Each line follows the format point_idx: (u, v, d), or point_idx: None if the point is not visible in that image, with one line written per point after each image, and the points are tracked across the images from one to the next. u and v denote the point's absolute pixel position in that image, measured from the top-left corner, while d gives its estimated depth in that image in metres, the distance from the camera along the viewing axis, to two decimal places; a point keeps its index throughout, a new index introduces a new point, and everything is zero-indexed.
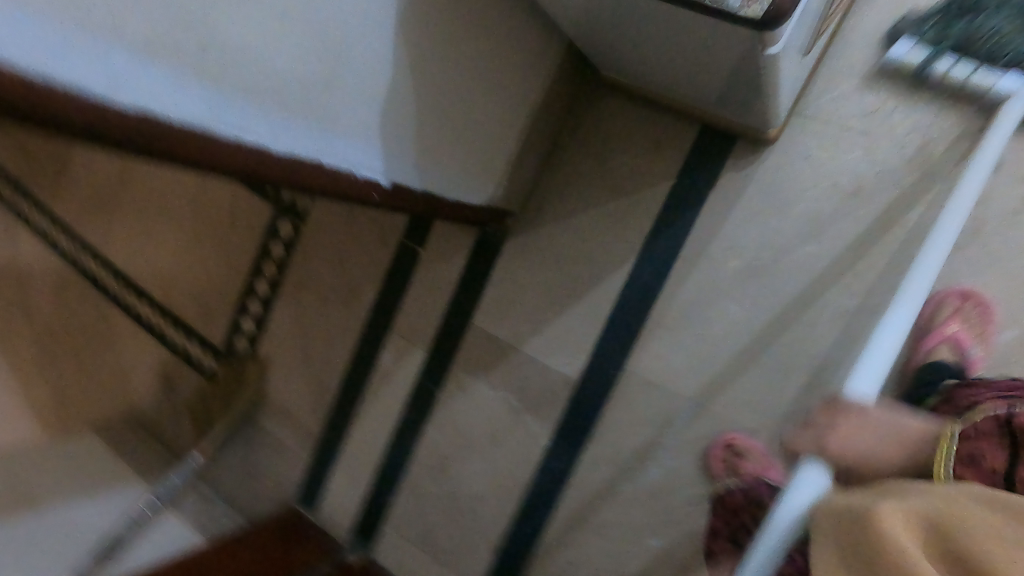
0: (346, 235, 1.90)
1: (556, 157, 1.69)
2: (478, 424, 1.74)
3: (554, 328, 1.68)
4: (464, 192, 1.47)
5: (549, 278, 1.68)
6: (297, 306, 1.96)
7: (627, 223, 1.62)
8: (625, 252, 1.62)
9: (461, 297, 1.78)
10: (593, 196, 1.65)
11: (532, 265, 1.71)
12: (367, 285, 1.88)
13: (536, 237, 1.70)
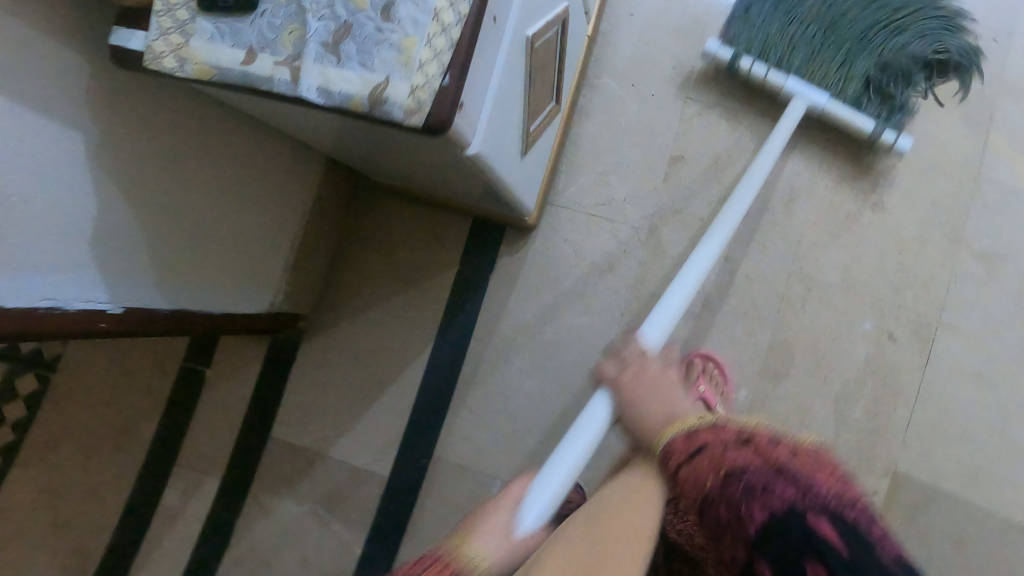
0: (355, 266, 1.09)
1: (452, 234, 1.06)
2: (313, 520, 1.06)
3: (473, 413, 1.02)
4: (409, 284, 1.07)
5: (396, 359, 1.06)
6: (234, 424, 1.11)
7: (556, 359, 1.00)
8: (557, 357, 1.00)
9: (312, 397, 1.09)
10: (532, 312, 1.02)
11: (390, 352, 1.06)
12: (267, 363, 1.11)
13: (430, 309, 1.05)
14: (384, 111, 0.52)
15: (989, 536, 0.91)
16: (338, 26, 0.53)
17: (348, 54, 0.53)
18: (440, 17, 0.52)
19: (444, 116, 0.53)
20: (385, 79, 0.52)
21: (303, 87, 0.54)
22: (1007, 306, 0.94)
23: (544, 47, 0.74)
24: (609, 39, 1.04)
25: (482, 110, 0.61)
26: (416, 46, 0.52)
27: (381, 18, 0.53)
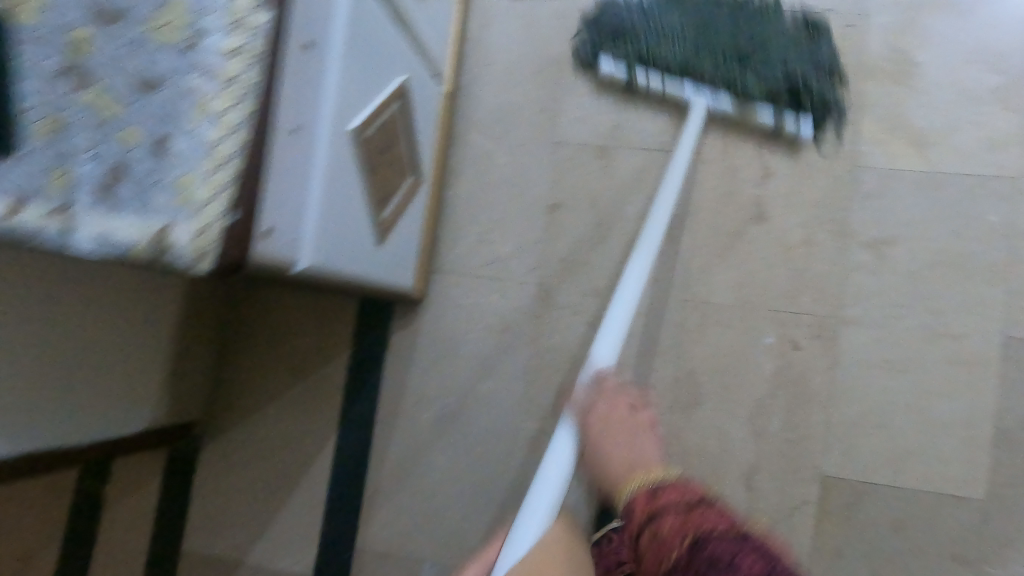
0: (245, 361, 1.02)
1: (342, 311, 1.00)
2: None
3: (388, 494, 0.96)
4: (306, 371, 1.01)
5: (303, 450, 0.99)
6: (135, 546, 1.02)
7: (467, 422, 0.95)
8: (467, 420, 0.95)
9: (217, 505, 1.01)
10: (434, 377, 0.96)
11: (295, 445, 1.00)
12: (166, 477, 1.03)
13: (331, 391, 0.99)
14: (170, 259, 0.45)
15: (918, 521, 0.90)
16: (106, 166, 0.45)
17: (124, 198, 0.45)
18: (216, 149, 0.45)
19: (235, 255, 0.46)
20: (166, 223, 0.45)
21: (76, 237, 0.45)
22: (903, 290, 0.93)
23: (379, 133, 0.69)
24: (472, 95, 1.01)
25: (307, 221, 0.55)
26: (195, 182, 0.45)
27: (155, 153, 0.45)
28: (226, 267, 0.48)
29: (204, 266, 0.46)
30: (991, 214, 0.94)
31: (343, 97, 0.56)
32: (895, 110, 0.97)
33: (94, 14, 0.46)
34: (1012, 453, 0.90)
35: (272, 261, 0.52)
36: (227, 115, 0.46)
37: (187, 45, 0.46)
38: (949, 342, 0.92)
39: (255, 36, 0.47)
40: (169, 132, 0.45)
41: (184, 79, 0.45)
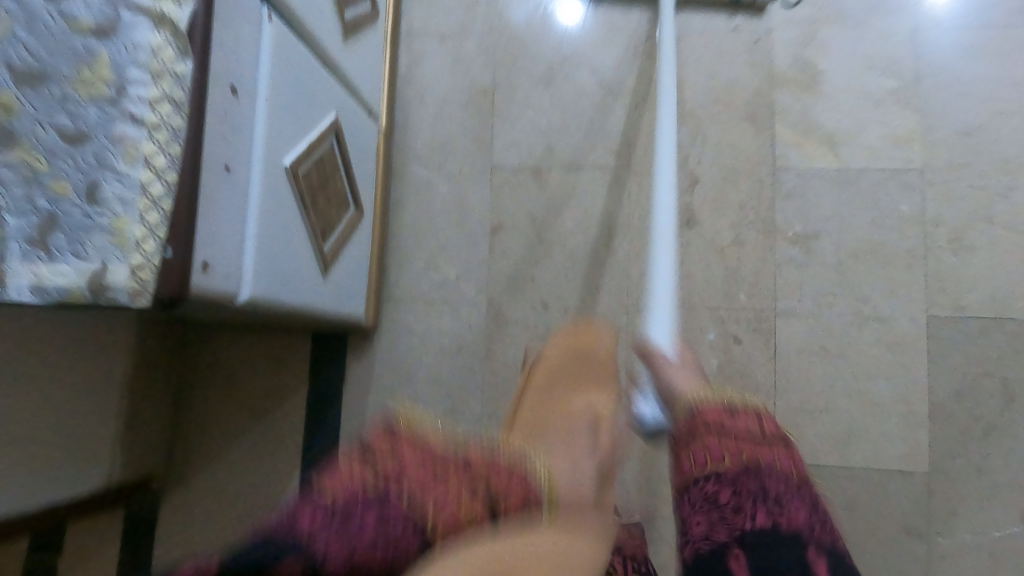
0: (201, 408, 1.02)
1: (296, 346, 1.00)
2: None
3: None
4: (265, 411, 1.00)
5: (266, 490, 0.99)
6: None
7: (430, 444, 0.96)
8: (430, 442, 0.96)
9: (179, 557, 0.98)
10: (392, 402, 0.97)
11: (258, 486, 0.99)
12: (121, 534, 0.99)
13: (291, 429, 0.99)
14: (108, 298, 0.46)
15: (869, 496, 0.95)
16: (41, 219, 0.46)
17: (59, 247, 0.46)
18: (148, 190, 0.46)
19: (175, 287, 0.48)
20: (101, 266, 0.46)
21: (10, 289, 0.46)
22: (832, 278, 0.99)
23: (315, 168, 0.71)
24: (408, 129, 1.04)
25: (243, 255, 0.57)
26: (129, 225, 0.46)
27: (87, 202, 0.46)
28: (166, 301, 0.48)
29: (143, 302, 0.47)
30: (902, 203, 1.02)
31: (269, 139, 0.60)
32: (806, 114, 1.05)
33: (11, 72, 0.45)
34: (947, 426, 0.96)
35: (213, 297, 0.53)
36: (156, 158, 0.47)
37: (111, 97, 0.46)
38: (879, 325, 0.98)
39: (179, 83, 0.48)
40: (99, 181, 0.46)
41: (110, 130, 0.46)
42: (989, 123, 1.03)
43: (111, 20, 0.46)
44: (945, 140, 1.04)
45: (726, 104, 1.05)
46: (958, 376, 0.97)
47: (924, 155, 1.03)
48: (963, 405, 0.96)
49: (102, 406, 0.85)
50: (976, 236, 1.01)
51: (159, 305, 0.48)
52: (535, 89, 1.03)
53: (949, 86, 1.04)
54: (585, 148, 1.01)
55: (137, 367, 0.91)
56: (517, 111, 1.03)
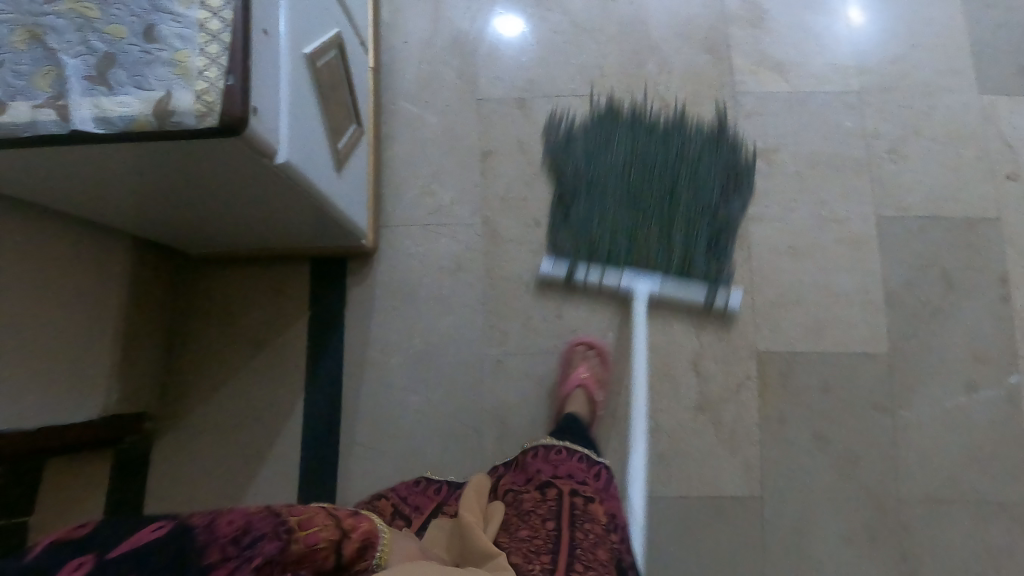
0: (196, 344, 0.99)
1: (294, 276, 1.01)
2: None
3: (365, 439, 0.97)
4: (265, 339, 0.99)
5: (270, 417, 0.98)
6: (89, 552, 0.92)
7: (434, 357, 0.98)
8: (435, 355, 0.99)
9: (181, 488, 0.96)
10: (395, 321, 0.99)
11: (262, 412, 0.98)
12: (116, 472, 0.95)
13: (294, 355, 0.99)
14: (174, 123, 0.51)
15: (841, 377, 1.04)
16: (98, 58, 0.51)
17: (121, 80, 0.51)
18: (206, 26, 0.52)
19: (238, 111, 0.51)
20: (166, 94, 0.51)
21: (77, 119, 0.50)
22: (793, 188, 1.09)
23: (325, 68, 0.76)
24: (393, 68, 1.08)
25: (278, 119, 0.60)
26: (190, 57, 0.51)
27: (145, 40, 0.51)
28: (230, 127, 0.52)
29: (209, 127, 0.51)
30: (848, 120, 1.13)
31: (292, 21, 0.64)
32: (758, 47, 1.15)
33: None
34: (901, 313, 1.07)
35: (258, 146, 0.56)
36: (211, 1, 0.53)
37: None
38: (836, 228, 1.08)
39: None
40: (157, 23, 0.52)
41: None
42: (913, 54, 1.17)
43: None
44: (878, 68, 1.16)
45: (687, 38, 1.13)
46: (906, 268, 1.09)
47: (862, 80, 1.15)
48: (912, 293, 1.08)
49: (98, 323, 0.83)
50: (911, 148, 1.13)
51: (224, 133, 0.52)
52: (512, 27, 1.10)
53: (874, 22, 1.18)
54: (564, 80, 1.09)
55: (133, 295, 0.90)
56: (496, 47, 1.09)
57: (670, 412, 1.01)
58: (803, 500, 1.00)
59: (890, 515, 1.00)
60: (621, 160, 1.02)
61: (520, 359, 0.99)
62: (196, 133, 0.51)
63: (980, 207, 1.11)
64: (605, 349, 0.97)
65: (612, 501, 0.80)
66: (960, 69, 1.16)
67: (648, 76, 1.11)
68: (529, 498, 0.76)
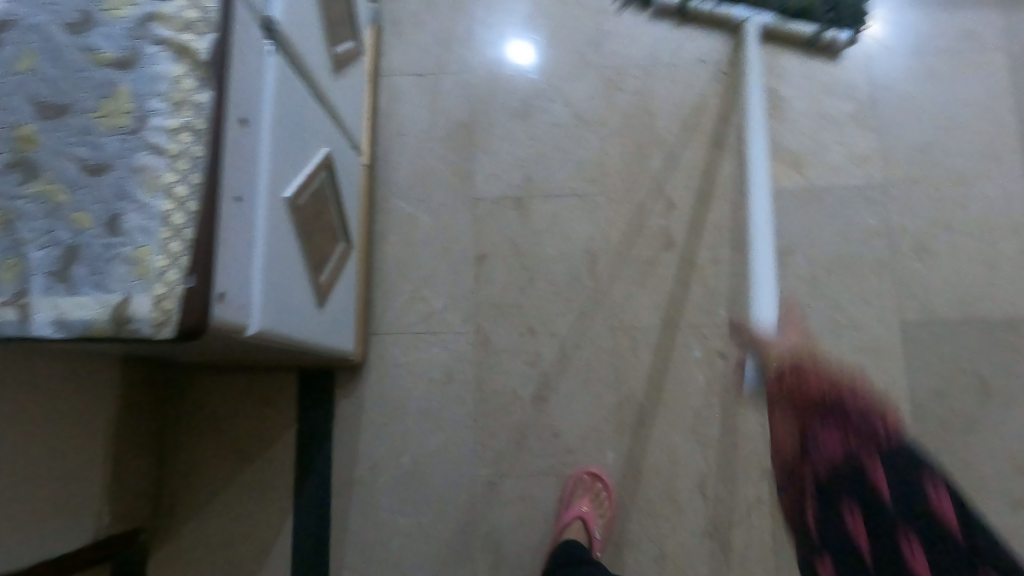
0: (190, 454, 0.97)
1: (285, 385, 0.98)
2: None
3: (354, 564, 0.93)
4: (258, 452, 0.97)
5: (263, 534, 0.95)
6: None
7: (425, 477, 0.95)
8: (426, 474, 0.95)
9: None
10: (386, 438, 0.96)
11: (255, 527, 0.95)
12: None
13: (284, 471, 0.96)
14: (131, 330, 0.45)
15: None
16: (62, 251, 0.46)
17: (81, 278, 0.45)
18: (170, 220, 0.46)
19: (198, 317, 0.46)
20: (125, 298, 0.45)
21: (34, 323, 0.45)
22: (808, 291, 1.03)
23: (310, 200, 0.71)
24: (387, 163, 1.05)
25: (251, 289, 0.56)
26: (151, 255, 0.45)
27: (109, 232, 0.46)
28: (191, 333, 0.46)
29: (167, 335, 0.45)
30: (868, 216, 1.07)
31: (273, 172, 0.60)
32: (770, 139, 1.10)
33: (36, 106, 0.47)
34: (927, 423, 1.00)
35: (226, 328, 0.52)
36: (176, 188, 0.46)
37: (132, 128, 0.47)
38: (854, 333, 1.02)
39: (199, 112, 0.48)
40: (121, 212, 0.46)
41: (130, 161, 0.46)
42: (941, 141, 1.10)
43: (132, 52, 0.48)
44: (901, 158, 1.10)
45: (692, 130, 1.05)
46: (934, 375, 1.01)
47: (884, 171, 1.09)
48: (940, 402, 1.01)
49: (88, 451, 0.82)
50: (939, 244, 1.06)
51: (184, 337, 0.46)
52: (512, 121, 1.06)
53: (896, 108, 1.12)
54: (564, 175, 1.04)
55: (124, 413, 0.89)
56: (492, 141, 1.05)
57: (677, 538, 0.94)
58: None
59: None
60: None
61: (516, 480, 0.94)
62: (153, 339, 0.46)
63: (1017, 306, 1.03)
64: (612, 485, 0.92)
65: None
66: (998, 156, 1.09)
67: (652, 173, 1.03)
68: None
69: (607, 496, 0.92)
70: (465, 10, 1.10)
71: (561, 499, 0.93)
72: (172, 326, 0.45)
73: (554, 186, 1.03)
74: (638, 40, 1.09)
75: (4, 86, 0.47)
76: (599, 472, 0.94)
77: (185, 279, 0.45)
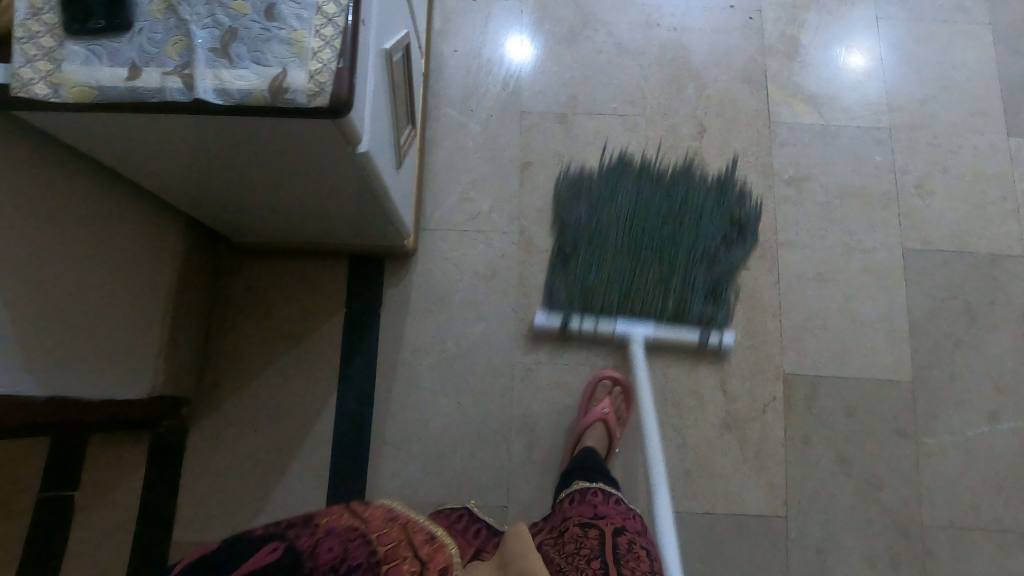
0: (235, 336, 1.00)
1: (333, 272, 1.03)
2: None
3: (395, 439, 0.98)
4: (305, 332, 1.01)
5: (308, 410, 0.99)
6: (126, 523, 0.94)
7: (468, 362, 1.00)
8: (468, 360, 1.00)
9: (214, 474, 0.97)
10: (432, 325, 1.01)
11: (300, 403, 0.99)
12: (158, 446, 0.97)
13: (330, 352, 1.00)
14: (286, 100, 0.52)
15: (867, 400, 1.05)
16: (223, 32, 0.53)
17: (240, 55, 0.53)
18: (323, 10, 0.54)
19: (346, 95, 0.53)
20: (282, 71, 0.52)
21: (198, 90, 0.53)
22: (824, 217, 1.12)
23: (397, 65, 0.78)
24: (441, 74, 1.11)
25: (364, 107, 0.62)
26: (306, 38, 0.53)
27: (265, 18, 0.54)
28: (338, 111, 0.53)
29: (318, 106, 0.52)
30: (877, 155, 1.16)
31: (379, 18, 0.67)
32: (794, 79, 1.18)
33: None
34: (925, 341, 1.09)
35: (350, 130, 0.58)
36: None
37: None
38: (863, 255, 1.11)
39: None
40: (277, 2, 0.54)
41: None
42: (939, 94, 1.20)
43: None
44: (906, 106, 1.19)
45: (727, 69, 1.16)
46: (931, 299, 1.10)
47: (892, 117, 1.18)
48: (936, 324, 1.09)
49: (149, 305, 0.86)
50: (937, 184, 1.16)
51: (330, 114, 0.53)
52: (558, 46, 1.13)
53: (903, 61, 1.21)
54: (605, 98, 1.11)
55: (181, 280, 0.92)
56: (539, 61, 1.12)
57: (697, 429, 1.01)
58: (827, 522, 1.00)
59: (913, 540, 1.00)
60: (624, 268, 1.01)
61: (553, 370, 1.01)
62: (304, 111, 0.53)
63: (1005, 243, 1.14)
64: (631, 387, 0.98)
65: (646, 540, 0.77)
66: (990, 113, 1.20)
67: (686, 102, 1.13)
68: (572, 534, 0.75)
69: (626, 400, 0.98)
70: None
71: (584, 398, 0.98)
72: (322, 99, 0.52)
73: (595, 106, 1.11)
74: None
75: None
76: (619, 377, 0.99)
77: (336, 67, 0.52)
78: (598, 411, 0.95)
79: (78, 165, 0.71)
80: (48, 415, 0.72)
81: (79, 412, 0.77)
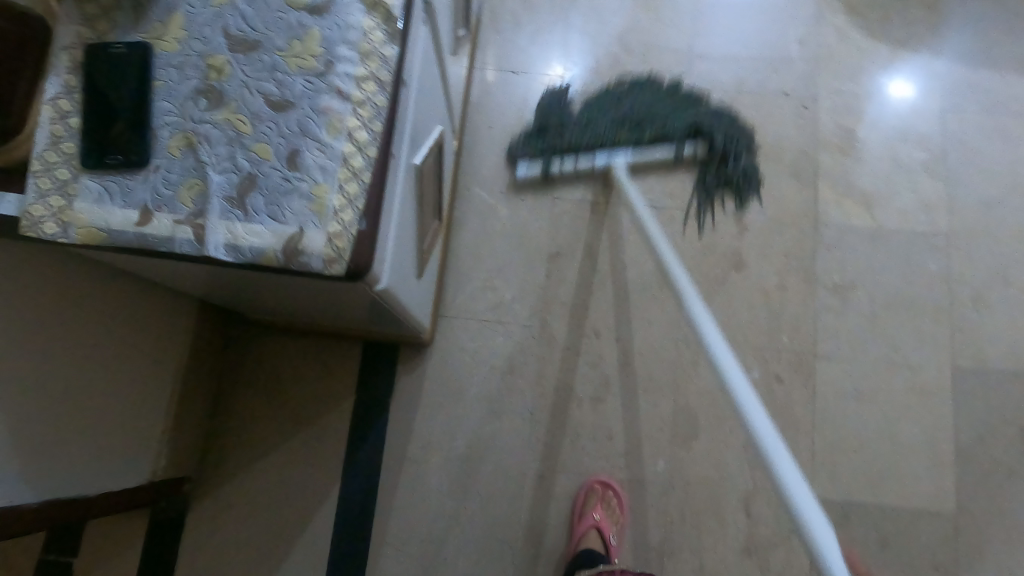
0: (242, 413, 0.98)
1: (350, 352, 1.00)
2: None
3: (396, 537, 0.94)
4: (317, 413, 0.98)
5: (310, 497, 0.96)
6: None
7: (479, 461, 0.96)
8: (478, 458, 0.96)
9: (210, 557, 0.94)
10: (443, 418, 0.97)
11: (302, 489, 0.96)
12: (156, 523, 0.94)
13: (339, 438, 0.97)
14: (301, 262, 0.49)
15: (902, 533, 0.98)
16: (241, 178, 0.51)
17: (257, 206, 0.50)
18: (350, 162, 0.51)
19: (364, 259, 0.50)
20: (299, 230, 0.49)
21: (208, 244, 0.50)
22: (867, 328, 1.04)
23: (427, 171, 0.75)
24: (474, 153, 1.07)
25: (387, 245, 0.58)
26: (328, 193, 0.50)
27: (288, 167, 0.51)
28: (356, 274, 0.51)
29: (335, 272, 0.50)
30: (931, 263, 1.08)
31: (411, 139, 0.64)
32: (846, 175, 1.11)
33: (228, 39, 0.53)
34: (971, 471, 1.00)
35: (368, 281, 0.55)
36: (358, 133, 0.52)
37: (319, 71, 0.53)
38: (908, 371, 1.03)
39: (384, 64, 0.54)
40: (302, 149, 0.51)
41: (315, 102, 0.52)
42: (1007, 196, 1.11)
43: (325, 3, 0.54)
44: (968, 209, 1.10)
45: (775, 162, 1.10)
46: (980, 424, 1.02)
47: (951, 221, 1.10)
48: (985, 452, 1.01)
49: (155, 389, 0.83)
50: (997, 297, 1.07)
51: (346, 277, 0.51)
52: None
53: (969, 159, 1.12)
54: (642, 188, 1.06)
55: (190, 359, 0.90)
56: None
57: (717, 553, 0.95)
58: None
59: None
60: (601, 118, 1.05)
61: (565, 477, 0.96)
62: (320, 274, 0.50)
63: None
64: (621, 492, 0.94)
65: None
66: None
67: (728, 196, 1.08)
68: None
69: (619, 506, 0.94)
70: (564, 17, 1.13)
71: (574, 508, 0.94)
72: (337, 264, 0.49)
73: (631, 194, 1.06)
74: (724, 71, 1.13)
75: (204, 18, 0.54)
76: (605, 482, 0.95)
77: (354, 224, 0.50)
78: (589, 520, 0.91)
79: (85, 264, 0.68)
80: (45, 514, 0.69)
81: (74, 509, 0.74)
